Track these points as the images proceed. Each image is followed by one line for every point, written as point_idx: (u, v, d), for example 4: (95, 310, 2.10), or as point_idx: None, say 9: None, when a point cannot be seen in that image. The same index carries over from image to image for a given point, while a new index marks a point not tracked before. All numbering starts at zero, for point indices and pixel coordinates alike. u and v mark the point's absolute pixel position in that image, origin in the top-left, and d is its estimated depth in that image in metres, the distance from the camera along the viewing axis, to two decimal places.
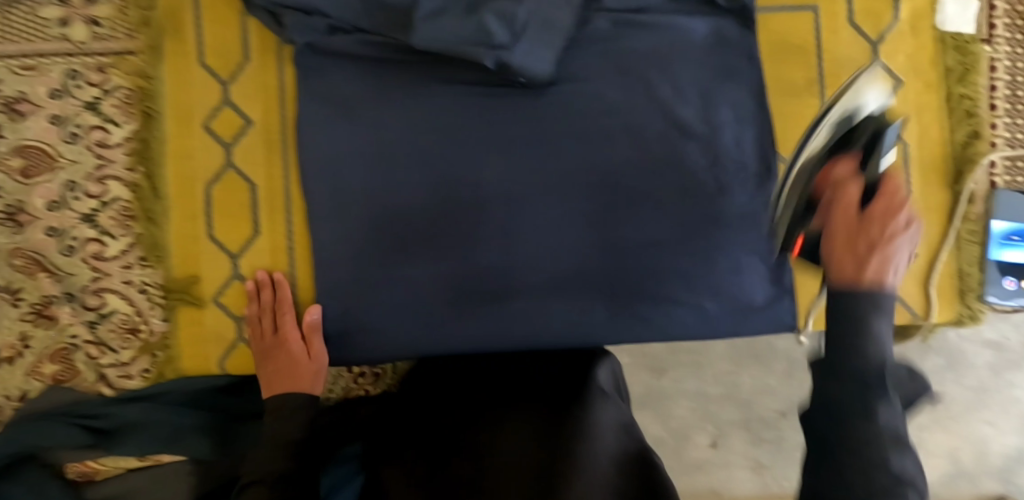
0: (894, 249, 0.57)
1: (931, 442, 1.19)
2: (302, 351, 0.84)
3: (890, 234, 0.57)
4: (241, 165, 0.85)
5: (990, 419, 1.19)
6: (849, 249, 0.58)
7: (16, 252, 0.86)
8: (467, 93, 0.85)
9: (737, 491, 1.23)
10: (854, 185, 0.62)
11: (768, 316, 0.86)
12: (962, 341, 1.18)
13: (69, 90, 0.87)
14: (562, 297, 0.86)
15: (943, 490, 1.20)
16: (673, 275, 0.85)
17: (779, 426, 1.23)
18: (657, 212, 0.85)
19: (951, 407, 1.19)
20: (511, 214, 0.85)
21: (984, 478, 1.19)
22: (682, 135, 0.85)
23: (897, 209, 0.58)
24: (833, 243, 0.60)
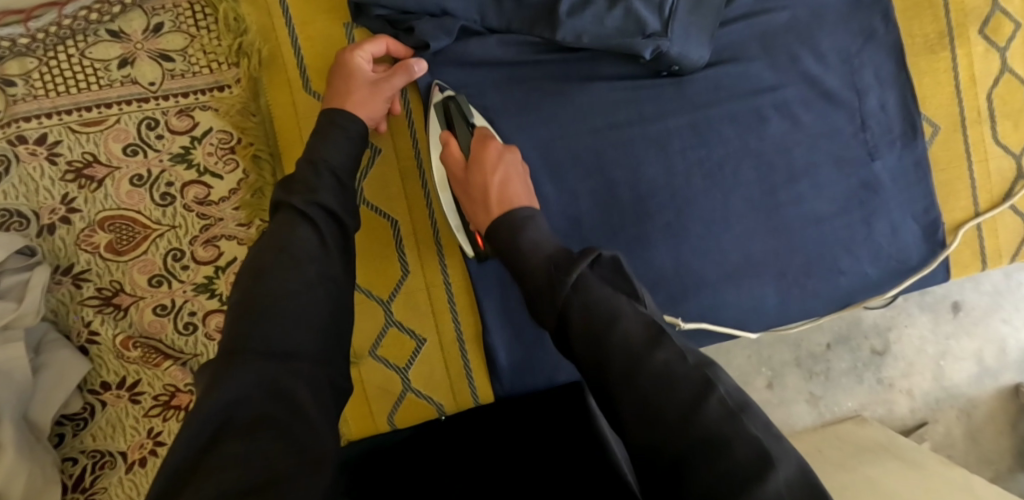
0: (507, 188, 0.65)
1: (956, 348, 1.30)
2: (383, 85, 0.69)
3: (495, 176, 0.66)
4: (375, 201, 0.76)
5: (1006, 317, 1.31)
6: (475, 209, 0.68)
7: (129, 343, 0.74)
8: (614, 90, 0.77)
9: (797, 424, 1.28)
10: (473, 157, 0.68)
11: (931, 269, 0.84)
12: None
13: (150, 142, 0.73)
14: (740, 285, 0.81)
15: (974, 391, 1.31)
16: (837, 247, 0.82)
17: (829, 358, 1.29)
18: (813, 185, 0.81)
19: (971, 312, 1.30)
20: (678, 213, 0.79)
21: (1006, 371, 1.31)
22: (830, 100, 0.81)
23: (499, 161, 0.67)
24: (475, 200, 0.67)
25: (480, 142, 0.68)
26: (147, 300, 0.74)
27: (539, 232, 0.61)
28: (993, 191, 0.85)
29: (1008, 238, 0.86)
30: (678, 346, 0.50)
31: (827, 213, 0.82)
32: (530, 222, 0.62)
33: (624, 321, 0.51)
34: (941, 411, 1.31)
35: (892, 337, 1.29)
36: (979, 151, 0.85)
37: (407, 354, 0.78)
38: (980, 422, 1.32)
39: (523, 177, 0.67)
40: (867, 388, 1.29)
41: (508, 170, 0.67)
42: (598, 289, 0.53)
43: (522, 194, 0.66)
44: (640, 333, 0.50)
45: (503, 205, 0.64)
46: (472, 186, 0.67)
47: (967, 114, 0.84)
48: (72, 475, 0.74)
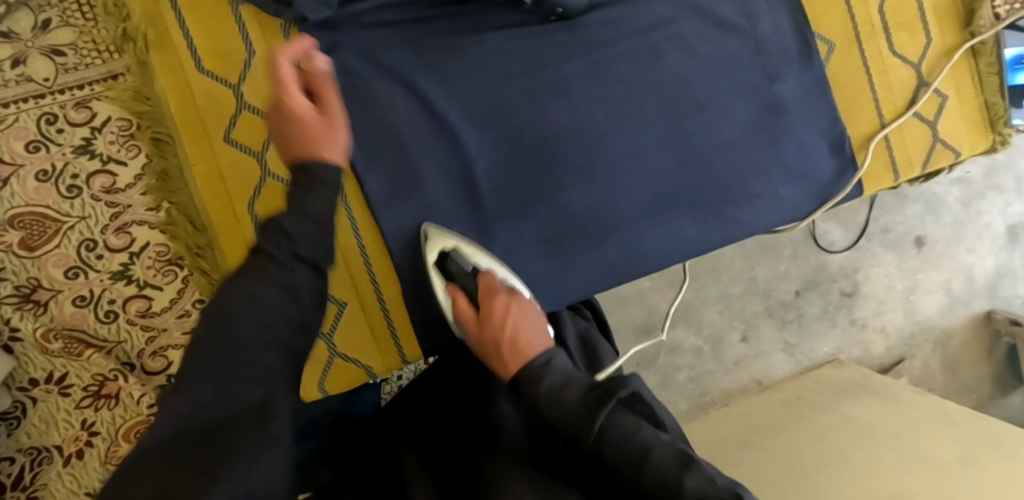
0: (523, 327, 0.60)
1: (924, 280, 1.40)
2: (342, 128, 0.61)
3: (506, 315, 0.61)
4: (282, 172, 0.77)
5: (970, 247, 1.41)
6: (490, 364, 0.60)
7: (50, 336, 0.75)
8: (504, 39, 0.79)
9: (776, 374, 1.33)
10: (486, 297, 0.64)
11: (839, 183, 0.86)
12: (933, 186, 1.38)
13: (51, 137, 0.74)
14: (654, 218, 0.81)
15: (944, 319, 1.41)
16: (750, 172, 0.83)
17: (799, 306, 1.34)
18: (716, 112, 0.82)
19: (934, 245, 1.39)
20: (586, 154, 0.80)
21: (976, 300, 1.42)
22: (721, 25, 0.82)
23: (510, 304, 0.62)
24: (484, 335, 0.61)
25: (487, 295, 0.64)
26: (66, 292, 0.76)
27: (562, 373, 0.56)
28: (896, 101, 0.86)
29: (916, 147, 0.87)
30: (708, 472, 0.50)
31: (732, 137, 0.83)
32: (550, 368, 0.55)
33: (654, 461, 0.50)
34: (917, 345, 1.40)
35: (861, 279, 1.38)
36: (877, 64, 0.86)
37: (331, 319, 0.78)
38: (957, 352, 1.42)
39: (535, 323, 0.61)
40: (841, 330, 1.36)
41: (520, 317, 0.61)
42: (624, 419, 0.52)
43: (538, 341, 0.59)
44: (668, 463, 0.50)
45: (524, 352, 0.57)
46: (486, 343, 0.60)
47: (862, 27, 0.85)
48: (8, 475, 0.71)
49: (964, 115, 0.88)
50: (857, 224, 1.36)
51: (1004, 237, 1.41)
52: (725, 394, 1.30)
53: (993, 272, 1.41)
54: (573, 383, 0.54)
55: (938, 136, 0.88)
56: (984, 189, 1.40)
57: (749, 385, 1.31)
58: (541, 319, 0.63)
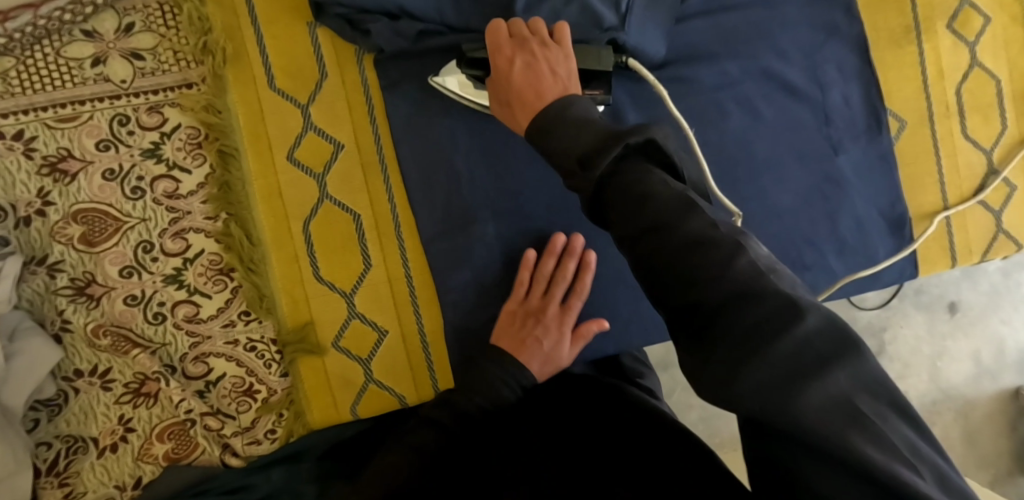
0: (542, 72, 0.64)
1: (953, 348, 1.41)
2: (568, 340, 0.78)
3: (515, 68, 0.65)
4: (339, 195, 0.78)
5: (1005, 318, 1.43)
6: (508, 104, 0.67)
7: (98, 331, 0.76)
8: None
9: None
10: (500, 56, 0.67)
11: (893, 265, 0.85)
12: None
13: (122, 138, 0.76)
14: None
15: (969, 389, 1.42)
16: (801, 243, 0.83)
17: None
18: (776, 181, 0.82)
19: (967, 312, 1.42)
20: None
21: (1006, 374, 1.43)
22: (791, 93, 0.83)
23: (505, 69, 0.66)
24: (509, 86, 0.65)
25: (495, 53, 0.67)
26: (118, 290, 0.77)
27: (580, 117, 0.58)
28: (961, 186, 0.85)
29: (978, 234, 0.86)
30: (709, 218, 0.48)
31: (788, 207, 0.83)
32: (571, 102, 0.60)
33: (687, 220, 0.48)
34: (940, 412, 1.40)
35: (887, 339, 1.41)
36: (948, 146, 0.85)
37: (370, 345, 0.80)
38: (979, 424, 1.42)
39: (547, 64, 0.65)
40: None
41: (530, 63, 0.65)
42: (633, 170, 0.51)
43: (552, 85, 0.63)
44: (676, 205, 0.48)
45: (531, 104, 0.63)
46: (504, 102, 0.67)
47: (932, 107, 0.85)
48: (45, 460, 0.76)
49: None
50: None
51: None
52: None
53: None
54: (590, 128, 0.55)
55: (1002, 226, 0.86)
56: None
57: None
58: (565, 65, 0.66)
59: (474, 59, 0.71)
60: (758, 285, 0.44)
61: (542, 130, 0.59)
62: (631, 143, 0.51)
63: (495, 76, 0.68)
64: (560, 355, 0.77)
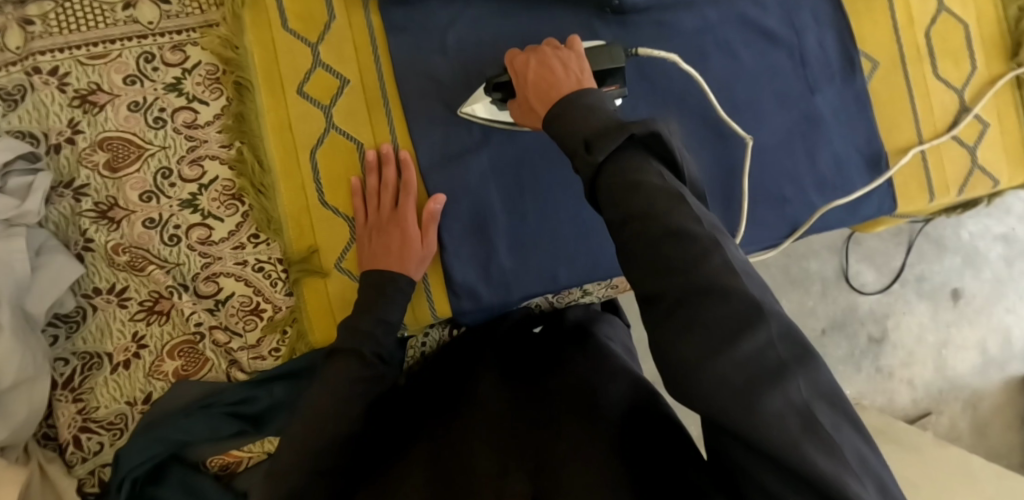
0: (557, 68, 0.67)
1: (958, 336, 1.45)
2: (414, 235, 0.80)
3: (531, 66, 0.69)
4: (344, 126, 0.83)
5: (1010, 306, 1.45)
6: (528, 108, 0.71)
7: (119, 249, 0.82)
8: (563, 27, 0.85)
9: None
10: (515, 60, 0.71)
11: (870, 199, 0.89)
12: (976, 240, 1.44)
13: (147, 74, 0.83)
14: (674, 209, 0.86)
15: (977, 378, 1.46)
16: (781, 176, 0.87)
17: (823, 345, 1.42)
18: (757, 116, 0.87)
19: (970, 300, 1.44)
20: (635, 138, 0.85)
21: (1010, 363, 1.46)
22: (768, 36, 0.88)
23: (521, 74, 0.70)
24: (525, 86, 0.69)
25: (511, 62, 0.71)
26: (138, 213, 0.82)
27: (588, 105, 0.60)
28: (936, 124, 0.90)
29: (954, 171, 0.90)
30: (694, 213, 0.51)
31: (770, 141, 0.87)
32: (585, 95, 0.61)
33: (670, 214, 0.51)
34: (945, 401, 1.44)
35: (891, 325, 1.43)
36: (920, 88, 0.89)
37: None
38: (986, 416, 1.46)
39: (561, 61, 0.68)
40: (865, 377, 1.42)
41: (547, 60, 0.68)
42: (632, 158, 0.54)
43: (567, 78, 0.66)
44: (662, 199, 0.51)
45: (548, 95, 0.65)
46: (523, 103, 0.71)
47: (906, 50, 0.89)
48: (62, 375, 0.80)
49: (1007, 144, 0.91)
50: (891, 268, 1.43)
51: None
52: None
53: None
54: (597, 114, 0.59)
55: (977, 162, 0.91)
56: None
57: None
58: (580, 61, 0.68)
59: (499, 83, 0.77)
60: (729, 287, 0.48)
61: (553, 116, 0.61)
62: (636, 135, 0.54)
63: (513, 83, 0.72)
64: (420, 249, 0.80)
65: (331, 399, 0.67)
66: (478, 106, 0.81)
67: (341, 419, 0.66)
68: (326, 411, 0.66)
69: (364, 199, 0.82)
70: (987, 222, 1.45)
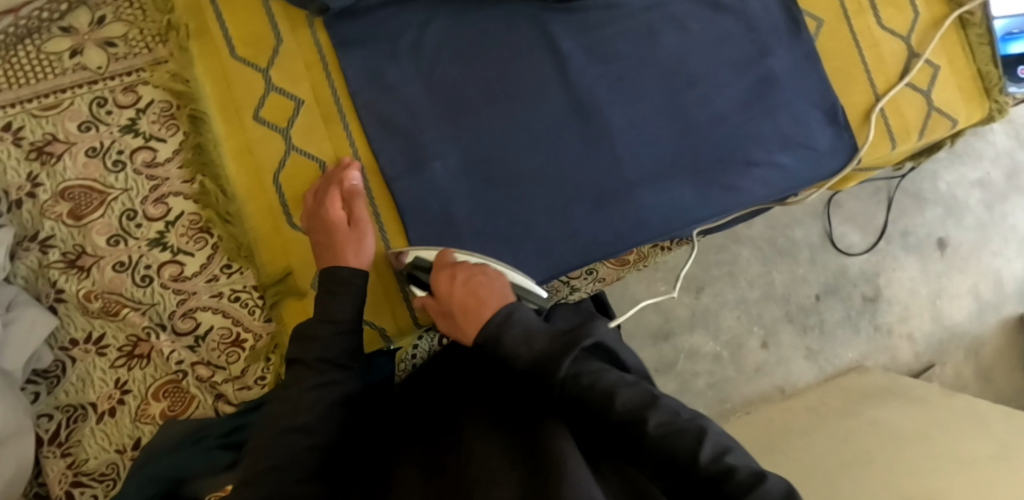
0: (484, 286, 0.68)
1: (950, 285, 1.44)
2: (353, 230, 0.78)
3: (455, 281, 0.70)
4: (304, 146, 0.83)
5: (998, 250, 1.45)
6: (452, 319, 0.69)
7: (91, 296, 0.81)
8: (510, 21, 0.86)
9: (800, 382, 1.37)
10: (440, 267, 0.74)
11: (831, 153, 0.90)
12: (954, 189, 1.44)
13: (101, 118, 0.83)
14: (643, 195, 0.86)
15: (975, 324, 1.44)
16: (745, 140, 0.88)
17: (818, 312, 1.39)
18: (713, 85, 0.88)
19: (957, 248, 1.43)
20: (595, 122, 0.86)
21: (1007, 304, 1.45)
22: (713, 6, 0.89)
23: (447, 283, 0.71)
24: (450, 298, 0.69)
25: (436, 270, 0.73)
26: (107, 258, 0.81)
27: (521, 329, 0.61)
28: (888, 72, 0.91)
29: (912, 116, 0.91)
30: (671, 405, 0.56)
31: (728, 107, 0.88)
32: (507, 319, 0.62)
33: (651, 416, 0.55)
34: (947, 352, 1.43)
35: (883, 283, 1.42)
36: (867, 37, 0.91)
37: None
38: (990, 361, 1.44)
39: (483, 280, 0.69)
40: (865, 337, 1.41)
41: (469, 277, 0.70)
42: (589, 368, 0.58)
43: (493, 294, 0.68)
44: (633, 396, 0.56)
45: (475, 309, 0.66)
46: (448, 313, 0.70)
47: (846, 2, 0.91)
48: (47, 430, 0.79)
49: (959, 84, 0.93)
50: (875, 227, 1.42)
51: None
52: (747, 401, 1.35)
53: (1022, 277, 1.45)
54: (534, 340, 0.59)
55: (933, 105, 0.92)
56: (1007, 191, 1.45)
57: (772, 392, 1.35)
58: (503, 279, 0.71)
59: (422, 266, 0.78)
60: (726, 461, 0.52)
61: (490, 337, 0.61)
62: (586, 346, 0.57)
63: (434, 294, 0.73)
64: (362, 241, 0.77)
65: (284, 403, 0.64)
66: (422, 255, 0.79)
67: (300, 430, 0.62)
68: (283, 414, 0.63)
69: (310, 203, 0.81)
70: (963, 170, 1.45)
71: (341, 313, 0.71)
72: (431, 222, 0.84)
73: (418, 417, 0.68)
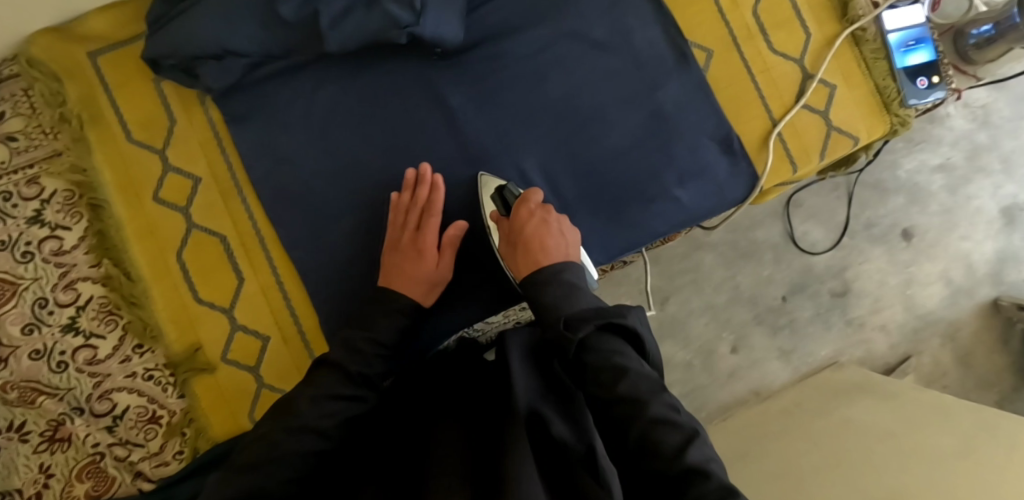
0: (554, 237, 0.77)
1: (920, 273, 1.34)
2: (430, 255, 0.82)
3: (540, 224, 0.79)
4: (205, 223, 0.85)
5: (965, 234, 1.35)
6: (516, 260, 0.79)
7: (7, 387, 0.81)
8: (399, 80, 0.87)
9: (774, 383, 1.31)
10: (523, 205, 0.81)
11: (730, 182, 0.90)
12: (914, 177, 1.34)
13: (7, 211, 0.83)
14: None
15: (949, 312, 1.34)
16: (642, 176, 0.89)
17: (787, 312, 1.32)
18: (605, 127, 0.89)
19: (924, 236, 1.34)
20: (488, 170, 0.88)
21: (980, 288, 1.35)
22: (600, 47, 0.89)
23: (544, 222, 0.79)
24: (525, 237, 0.78)
25: (520, 204, 0.81)
26: (23, 348, 0.82)
27: (569, 283, 0.72)
28: (782, 97, 0.91)
29: (811, 138, 0.91)
30: (671, 400, 0.61)
31: (621, 146, 0.89)
32: (560, 274, 0.73)
33: (652, 402, 0.60)
34: (923, 341, 1.34)
35: (851, 277, 1.34)
36: (758, 63, 0.91)
37: (256, 353, 0.85)
38: (969, 344, 1.34)
39: (554, 231, 0.78)
40: (837, 333, 1.33)
41: (545, 226, 0.79)
42: (607, 343, 0.64)
43: (555, 246, 0.77)
44: (644, 386, 0.61)
45: (535, 256, 0.76)
46: (515, 246, 0.79)
47: (734, 30, 0.91)
48: None
49: (858, 102, 0.93)
50: (836, 222, 1.33)
51: (999, 221, 1.35)
52: (723, 407, 1.29)
53: (994, 257, 1.35)
54: (573, 299, 0.70)
55: (832, 125, 0.92)
56: (969, 174, 1.35)
57: (748, 396, 1.30)
58: (572, 234, 0.79)
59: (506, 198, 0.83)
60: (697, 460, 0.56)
61: (538, 277, 0.74)
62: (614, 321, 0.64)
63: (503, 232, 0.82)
64: (431, 272, 0.81)
65: (305, 400, 0.64)
66: (487, 187, 0.85)
67: (308, 430, 0.62)
68: (302, 412, 0.63)
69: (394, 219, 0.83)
70: (921, 156, 1.35)
71: (383, 334, 0.75)
72: (334, 285, 0.85)
73: (420, 411, 0.69)
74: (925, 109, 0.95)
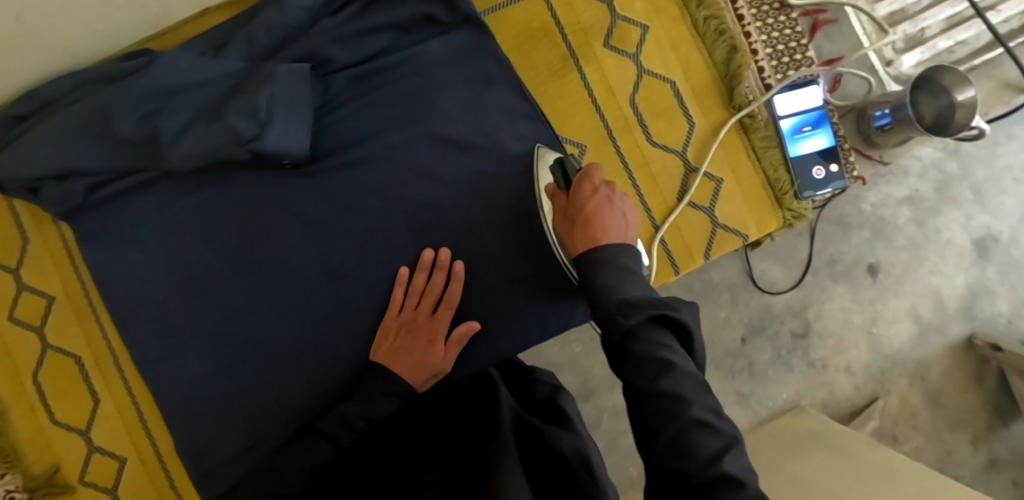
0: (614, 217, 0.67)
1: (886, 311, 1.19)
2: (440, 345, 0.78)
3: (595, 201, 0.68)
4: (61, 344, 0.84)
5: (934, 267, 1.19)
6: (569, 236, 0.69)
7: None
8: (250, 191, 0.82)
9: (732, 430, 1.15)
10: (586, 182, 0.70)
11: None
12: (879, 210, 1.18)
13: None
14: None
15: (920, 351, 1.19)
16: (507, 287, 0.83)
17: (747, 354, 1.16)
18: (469, 235, 0.82)
19: (890, 271, 1.18)
20: (345, 281, 0.82)
21: (951, 324, 1.19)
22: (463, 147, 0.83)
23: (603, 200, 0.68)
24: (578, 217, 0.68)
25: (581, 178, 0.70)
26: None
27: (627, 267, 0.63)
28: (663, 194, 0.86)
29: (693, 237, 0.86)
30: (716, 404, 0.53)
31: (489, 253, 0.82)
32: (618, 259, 0.63)
33: (691, 404, 0.52)
34: (890, 380, 1.18)
35: (812, 317, 1.18)
36: (636, 158, 0.86)
37: (113, 475, 0.84)
38: (939, 384, 1.19)
39: (617, 211, 0.68)
40: (799, 375, 1.17)
41: (603, 203, 0.68)
42: (656, 335, 0.56)
43: (615, 227, 0.67)
44: (689, 385, 0.53)
45: (593, 233, 0.66)
46: (569, 223, 0.69)
47: (610, 123, 0.86)
48: None
49: (746, 196, 0.87)
50: (797, 260, 1.17)
51: (972, 252, 1.19)
52: None
53: (965, 292, 1.19)
54: (624, 288, 0.61)
55: (717, 222, 0.86)
56: (937, 204, 1.19)
57: None
58: (636, 214, 0.69)
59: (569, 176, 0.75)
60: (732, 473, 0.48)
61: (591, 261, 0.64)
62: (667, 316, 0.56)
63: (562, 205, 0.72)
64: (437, 363, 0.77)
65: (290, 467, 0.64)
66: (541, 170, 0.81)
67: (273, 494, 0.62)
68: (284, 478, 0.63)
69: (402, 304, 0.80)
70: (886, 189, 1.19)
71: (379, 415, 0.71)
72: (186, 408, 0.82)
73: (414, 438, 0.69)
74: (824, 199, 0.89)
